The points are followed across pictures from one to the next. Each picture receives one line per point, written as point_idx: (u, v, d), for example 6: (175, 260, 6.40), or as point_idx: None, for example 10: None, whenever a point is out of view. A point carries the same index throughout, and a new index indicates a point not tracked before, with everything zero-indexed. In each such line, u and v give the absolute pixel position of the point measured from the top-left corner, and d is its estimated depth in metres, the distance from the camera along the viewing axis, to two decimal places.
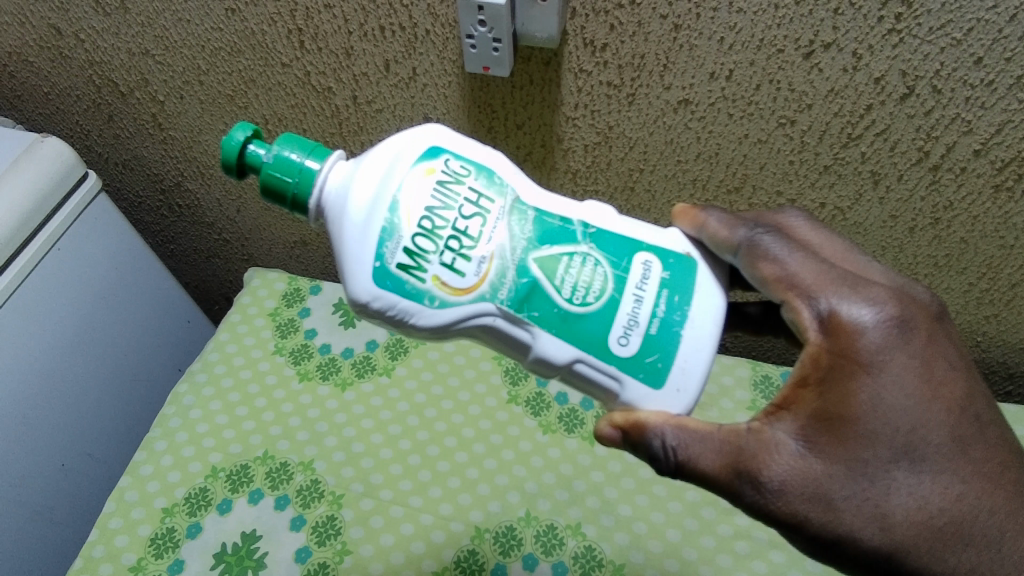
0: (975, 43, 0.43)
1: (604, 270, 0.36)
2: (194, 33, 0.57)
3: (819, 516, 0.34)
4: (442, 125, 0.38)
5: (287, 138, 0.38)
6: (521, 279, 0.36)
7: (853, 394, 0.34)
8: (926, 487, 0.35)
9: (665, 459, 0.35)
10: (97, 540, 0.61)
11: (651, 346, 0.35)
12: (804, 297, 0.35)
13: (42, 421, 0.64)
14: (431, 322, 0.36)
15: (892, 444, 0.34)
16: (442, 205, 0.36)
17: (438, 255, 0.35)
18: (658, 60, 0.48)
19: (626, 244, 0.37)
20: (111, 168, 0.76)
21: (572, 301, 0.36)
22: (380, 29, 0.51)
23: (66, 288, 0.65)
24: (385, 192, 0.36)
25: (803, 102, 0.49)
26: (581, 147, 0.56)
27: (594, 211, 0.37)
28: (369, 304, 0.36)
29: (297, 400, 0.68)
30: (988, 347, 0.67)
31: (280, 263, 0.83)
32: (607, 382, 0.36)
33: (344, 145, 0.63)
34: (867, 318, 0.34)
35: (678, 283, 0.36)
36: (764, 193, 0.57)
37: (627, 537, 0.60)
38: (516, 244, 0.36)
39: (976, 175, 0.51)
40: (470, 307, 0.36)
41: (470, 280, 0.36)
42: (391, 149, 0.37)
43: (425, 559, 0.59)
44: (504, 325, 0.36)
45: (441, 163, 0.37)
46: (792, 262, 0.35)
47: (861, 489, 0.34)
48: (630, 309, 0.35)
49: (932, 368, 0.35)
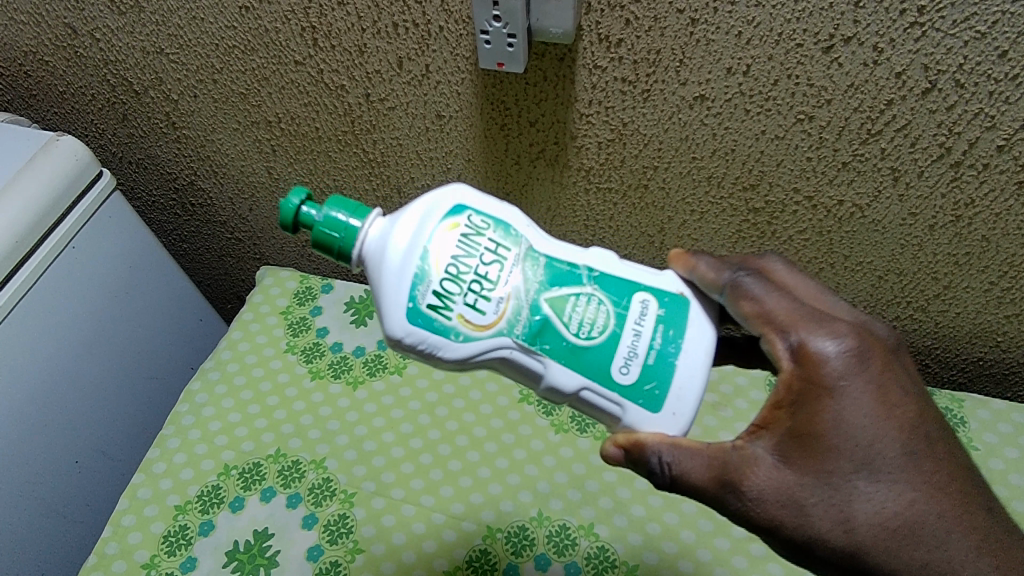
0: (1000, 36, 0.42)
1: (606, 308, 0.38)
2: (208, 31, 0.57)
3: (791, 520, 0.36)
4: (464, 184, 0.40)
5: (335, 199, 0.41)
6: (534, 316, 0.38)
7: (819, 414, 0.36)
8: (883, 494, 0.37)
9: (661, 473, 0.38)
10: (110, 537, 0.61)
11: (649, 375, 0.38)
12: (778, 330, 0.38)
13: (57, 419, 0.65)
14: (456, 354, 0.38)
15: (862, 456, 0.36)
16: (466, 254, 0.38)
17: (461, 296, 0.38)
18: (673, 56, 0.48)
19: (627, 286, 0.39)
20: (125, 167, 0.76)
21: (578, 336, 0.38)
22: (393, 26, 0.51)
23: (84, 285, 0.65)
24: (416, 245, 0.38)
25: (822, 97, 0.48)
26: (594, 144, 0.56)
27: (598, 256, 0.40)
28: (403, 339, 0.38)
29: (309, 398, 0.68)
30: (1009, 347, 0.65)
31: (292, 262, 0.83)
32: (611, 408, 0.39)
33: (357, 144, 0.63)
34: (830, 349, 0.37)
35: (673, 318, 0.39)
36: (782, 189, 0.56)
37: (641, 537, 0.59)
38: (529, 285, 0.38)
39: (999, 171, 0.50)
40: (489, 340, 0.38)
41: (490, 317, 0.38)
42: (419, 207, 0.39)
43: (437, 558, 0.59)
44: (520, 356, 0.38)
45: (464, 219, 0.39)
46: (769, 299, 0.38)
47: (826, 495, 0.36)
48: (630, 342, 0.38)
49: (886, 392, 0.37)
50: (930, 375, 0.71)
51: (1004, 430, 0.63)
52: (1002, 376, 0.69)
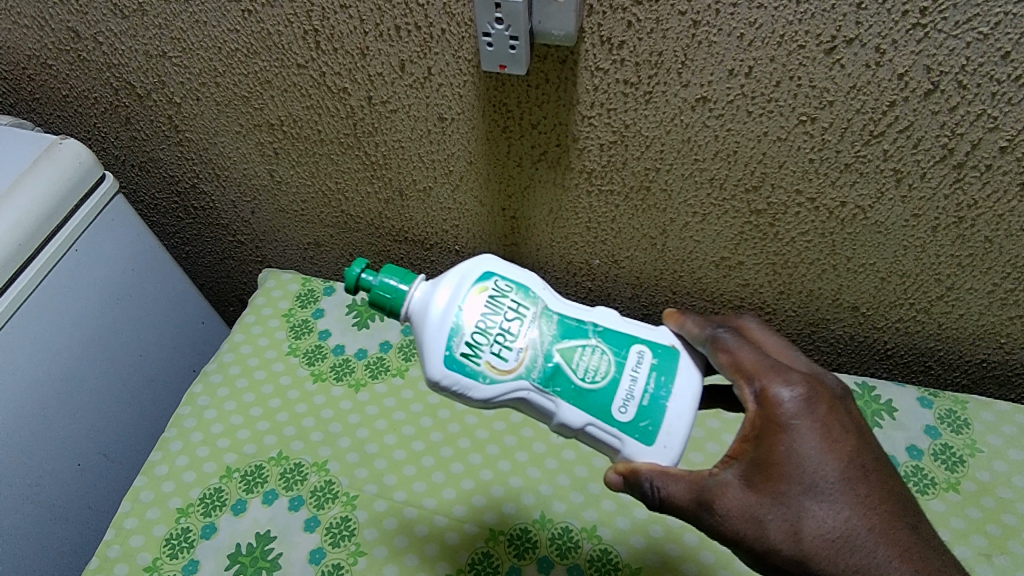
0: (1003, 37, 0.42)
1: (608, 356, 0.44)
2: (211, 35, 0.58)
3: (755, 534, 0.40)
4: (491, 257, 0.47)
5: (389, 268, 0.48)
6: (548, 362, 0.44)
7: (775, 449, 0.41)
8: (832, 515, 0.40)
9: (651, 496, 0.42)
10: (112, 540, 0.61)
11: (644, 414, 0.43)
12: (745, 377, 0.42)
13: (61, 422, 0.65)
14: (482, 395, 0.44)
15: (822, 477, 0.40)
16: (493, 311, 0.45)
17: (488, 346, 0.44)
18: (676, 57, 0.48)
19: (627, 339, 0.45)
20: (128, 171, 0.76)
21: (584, 380, 0.44)
22: (396, 29, 0.51)
23: (89, 289, 0.66)
24: (453, 305, 0.45)
25: (824, 98, 0.48)
26: (596, 146, 0.56)
27: (602, 315, 0.46)
28: (440, 381, 0.45)
29: (311, 400, 0.68)
30: (1012, 348, 0.65)
31: (294, 265, 0.83)
32: (611, 441, 0.44)
33: (359, 148, 0.63)
34: (785, 396, 0.41)
35: (665, 366, 0.44)
36: (783, 191, 0.56)
37: (644, 539, 0.59)
38: (544, 337, 0.44)
39: (1002, 172, 0.50)
40: (510, 383, 0.44)
41: (512, 363, 0.44)
42: (456, 272, 0.46)
43: (439, 561, 0.59)
44: (535, 396, 0.44)
45: (491, 284, 0.46)
46: (738, 351, 0.43)
47: (786, 513, 0.40)
48: (627, 386, 0.43)
49: (832, 427, 0.42)
50: (932, 377, 0.71)
51: (1008, 432, 0.63)
52: (1006, 378, 0.69)
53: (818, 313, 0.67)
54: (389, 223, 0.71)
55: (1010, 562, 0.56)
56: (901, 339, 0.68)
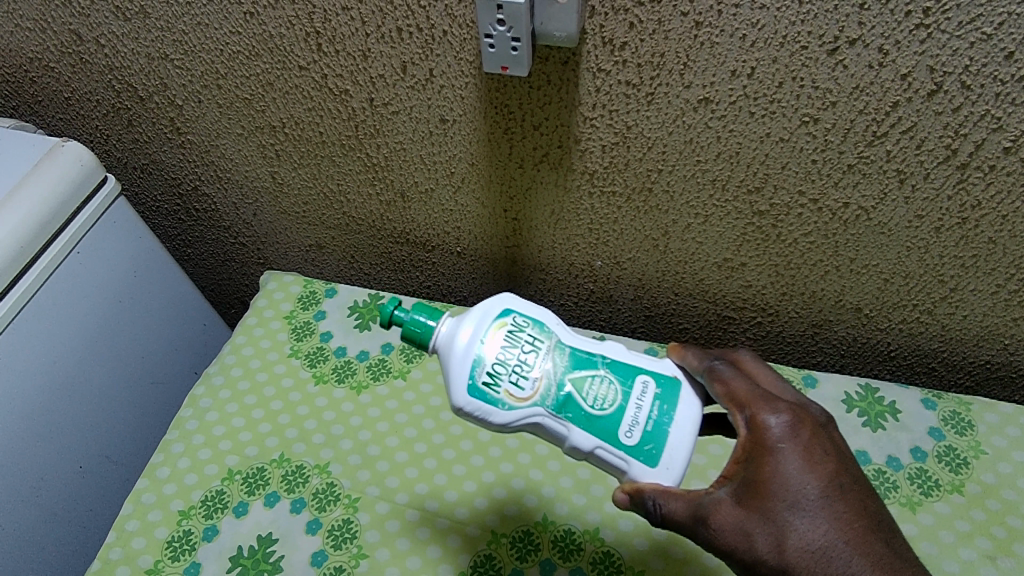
0: (1007, 36, 0.42)
1: (616, 386, 0.44)
2: (213, 38, 0.58)
3: (750, 542, 0.40)
4: (511, 294, 0.47)
5: (419, 305, 0.48)
6: (560, 392, 0.44)
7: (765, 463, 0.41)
8: (827, 522, 0.40)
9: (653, 513, 0.42)
10: (113, 543, 0.61)
11: (648, 437, 0.43)
12: (737, 405, 0.43)
13: (62, 426, 0.65)
14: (501, 421, 0.44)
15: (819, 484, 0.41)
16: (512, 344, 0.45)
17: (507, 376, 0.44)
18: (678, 59, 0.48)
19: (632, 369, 0.45)
20: (129, 173, 0.77)
21: (593, 408, 0.44)
22: (398, 31, 0.51)
23: (90, 292, 0.66)
24: (475, 338, 0.45)
25: (827, 99, 0.48)
26: (598, 147, 0.55)
27: (612, 348, 0.46)
28: (463, 408, 0.44)
29: (313, 403, 0.68)
30: (1016, 350, 0.65)
31: (296, 268, 0.82)
32: (616, 462, 0.44)
33: (360, 149, 0.63)
34: (773, 423, 0.42)
35: (668, 395, 0.44)
36: (786, 192, 0.56)
37: (646, 541, 0.59)
38: (557, 368, 0.44)
39: (1006, 172, 0.50)
40: (524, 411, 0.44)
41: (527, 392, 0.44)
42: (478, 309, 0.46)
43: (442, 564, 0.58)
44: (549, 422, 0.44)
45: (510, 319, 0.46)
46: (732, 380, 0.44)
47: (780, 522, 0.40)
48: (632, 413, 0.44)
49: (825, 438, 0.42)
50: (935, 379, 0.71)
51: (1012, 434, 0.62)
52: (1010, 380, 0.68)
53: (821, 315, 0.67)
54: (391, 225, 0.71)
55: (1015, 565, 0.56)
56: (903, 342, 0.68)
